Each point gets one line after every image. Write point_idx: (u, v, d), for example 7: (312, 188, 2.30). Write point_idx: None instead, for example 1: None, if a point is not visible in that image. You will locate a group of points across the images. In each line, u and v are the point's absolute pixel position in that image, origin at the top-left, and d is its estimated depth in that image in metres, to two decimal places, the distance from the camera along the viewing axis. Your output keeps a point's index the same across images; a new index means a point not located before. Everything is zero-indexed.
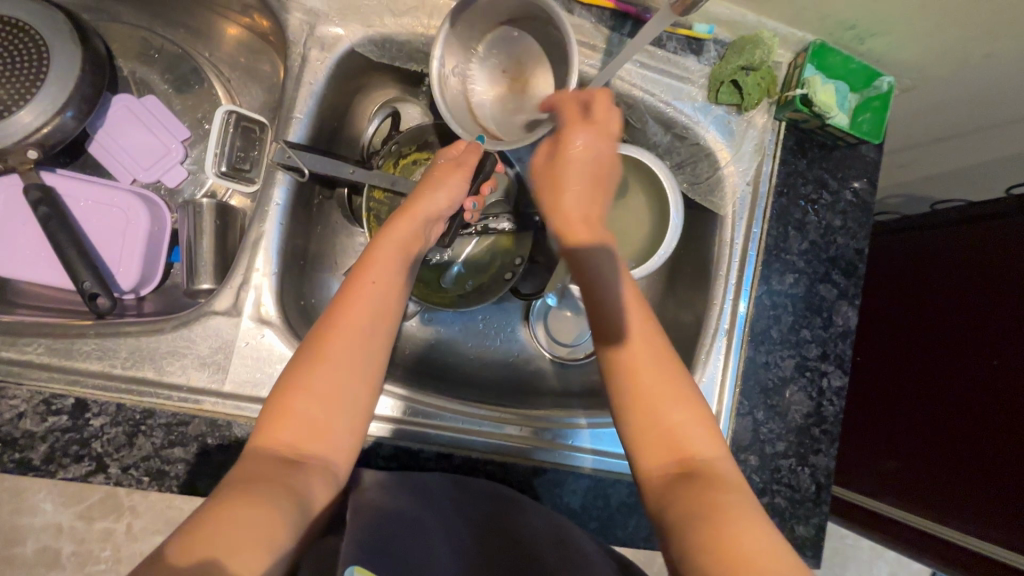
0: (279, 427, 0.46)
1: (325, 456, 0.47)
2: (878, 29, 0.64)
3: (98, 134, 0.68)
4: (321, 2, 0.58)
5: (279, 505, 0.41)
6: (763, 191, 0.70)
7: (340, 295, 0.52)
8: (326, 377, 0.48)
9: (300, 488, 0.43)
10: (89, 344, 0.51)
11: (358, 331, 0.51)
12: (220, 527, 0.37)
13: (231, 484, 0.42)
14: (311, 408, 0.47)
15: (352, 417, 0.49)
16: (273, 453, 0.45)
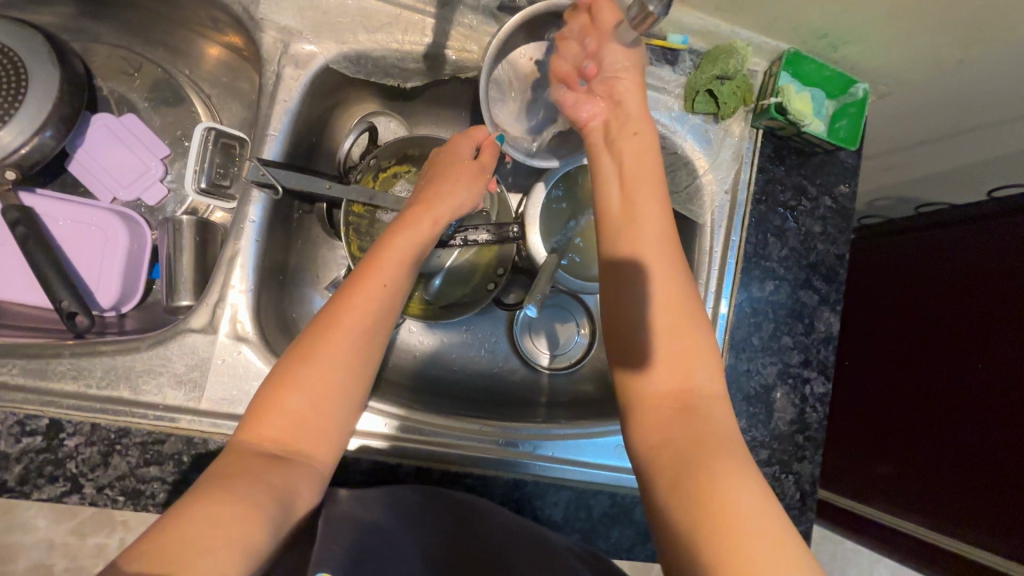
0: (269, 421, 0.45)
1: (311, 454, 0.46)
2: (849, 37, 0.65)
3: (78, 152, 0.68)
4: (294, 20, 0.59)
5: (259, 506, 0.39)
6: (742, 199, 0.70)
7: (343, 291, 0.51)
8: (322, 372, 0.47)
9: (282, 487, 0.42)
10: (64, 364, 0.52)
11: (360, 328, 0.50)
12: (193, 528, 0.36)
13: (214, 479, 0.40)
14: (304, 403, 0.46)
15: (342, 415, 0.49)
16: (260, 448, 0.44)
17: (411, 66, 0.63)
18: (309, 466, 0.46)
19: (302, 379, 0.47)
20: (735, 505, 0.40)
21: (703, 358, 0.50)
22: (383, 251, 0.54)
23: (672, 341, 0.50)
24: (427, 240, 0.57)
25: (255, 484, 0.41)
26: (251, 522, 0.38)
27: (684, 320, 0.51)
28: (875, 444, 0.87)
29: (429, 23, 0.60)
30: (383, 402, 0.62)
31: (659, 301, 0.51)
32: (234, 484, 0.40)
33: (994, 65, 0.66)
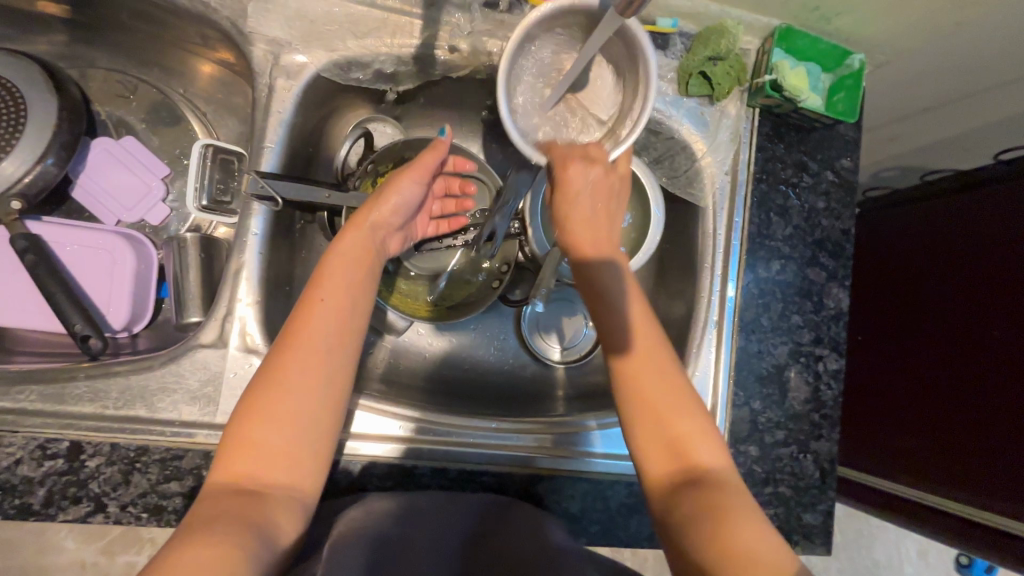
0: (239, 456, 0.44)
1: (292, 483, 0.45)
2: (842, 9, 0.64)
3: (79, 178, 0.69)
4: (283, 31, 0.59)
5: (237, 544, 0.38)
6: (742, 179, 0.70)
7: (295, 315, 0.49)
8: (284, 399, 0.46)
9: (261, 523, 0.41)
10: (80, 387, 0.52)
11: (314, 349, 0.47)
12: (176, 570, 0.35)
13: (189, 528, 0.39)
14: (272, 430, 0.45)
15: (318, 437, 0.47)
16: (237, 486, 0.43)
17: (402, 69, 0.63)
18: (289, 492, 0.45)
19: (268, 407, 0.45)
20: (738, 546, 0.41)
21: (690, 430, 0.48)
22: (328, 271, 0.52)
23: (663, 428, 0.49)
24: (367, 244, 0.55)
25: (232, 523, 0.40)
26: (231, 562, 0.37)
27: (672, 391, 0.50)
28: (891, 419, 0.86)
29: (418, 24, 0.61)
30: (395, 405, 0.62)
31: (650, 383, 0.50)
32: (216, 525, 0.39)
33: (992, 27, 0.65)
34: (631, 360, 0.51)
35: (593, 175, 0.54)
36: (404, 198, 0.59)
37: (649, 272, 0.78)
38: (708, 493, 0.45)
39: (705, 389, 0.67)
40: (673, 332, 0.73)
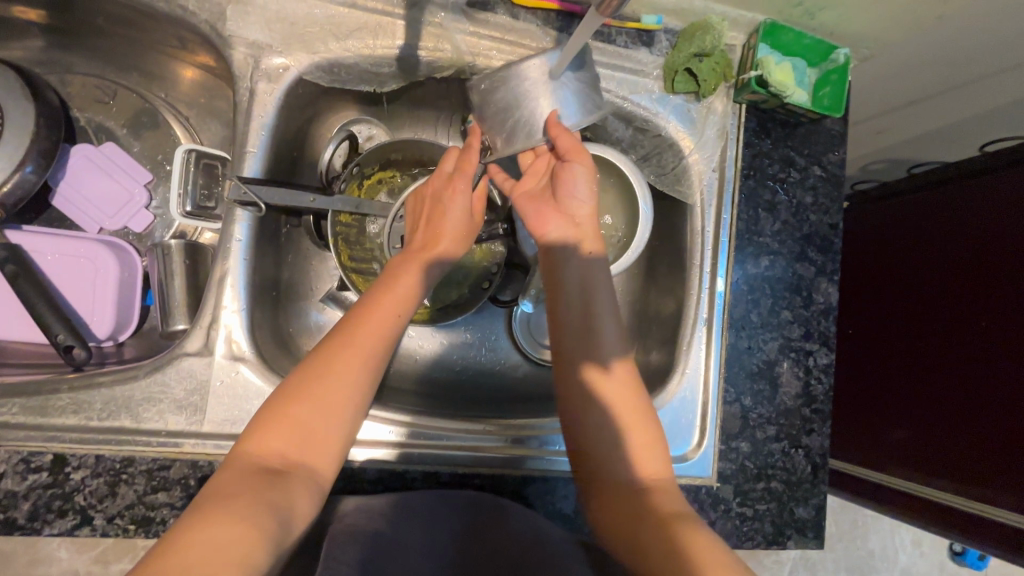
0: (273, 434, 0.46)
1: (314, 469, 0.46)
2: (825, 3, 0.64)
3: (59, 186, 0.68)
4: (263, 34, 0.58)
5: (258, 523, 0.39)
6: (730, 175, 0.69)
7: (358, 310, 0.53)
8: (327, 392, 0.48)
9: (280, 503, 0.42)
10: (64, 399, 0.51)
11: (372, 351, 0.51)
12: (200, 545, 0.36)
13: (210, 500, 0.40)
14: (313, 416, 0.47)
15: (345, 434, 0.49)
16: (264, 465, 0.44)
17: (385, 70, 0.63)
18: (309, 480, 0.46)
19: (315, 392, 0.48)
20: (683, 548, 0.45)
21: (640, 442, 0.54)
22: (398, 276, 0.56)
23: (616, 434, 0.54)
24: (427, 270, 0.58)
25: (253, 500, 0.41)
26: (248, 542, 0.37)
27: (633, 412, 0.55)
28: (884, 411, 0.86)
29: (400, 25, 0.60)
30: (387, 411, 0.62)
31: (606, 391, 0.55)
32: (234, 504, 0.40)
33: (975, 19, 0.65)
34: (602, 374, 0.56)
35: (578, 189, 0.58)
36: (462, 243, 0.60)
37: (639, 270, 0.78)
38: (655, 499, 0.51)
39: (695, 387, 0.67)
40: (663, 329, 0.73)
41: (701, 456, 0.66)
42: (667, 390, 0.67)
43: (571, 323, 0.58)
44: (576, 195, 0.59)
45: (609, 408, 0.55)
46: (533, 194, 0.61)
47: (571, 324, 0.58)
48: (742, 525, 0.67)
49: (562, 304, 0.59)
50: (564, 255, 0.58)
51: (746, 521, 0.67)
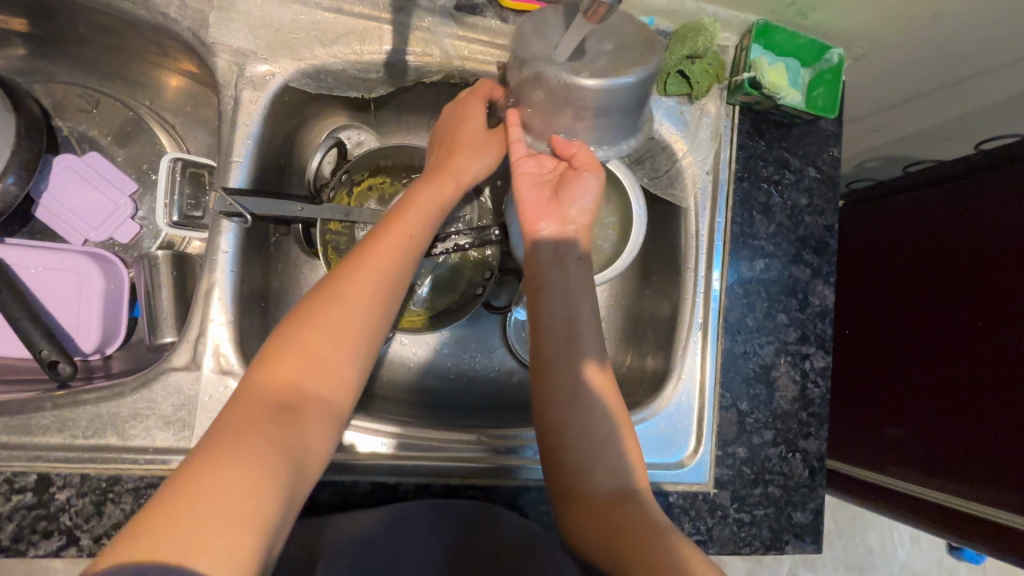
0: (283, 361, 0.45)
1: (329, 397, 0.46)
2: (818, 3, 0.63)
3: (42, 197, 0.67)
4: (247, 41, 0.57)
5: (269, 467, 0.38)
6: (724, 178, 0.69)
7: (368, 242, 0.52)
8: (341, 320, 0.47)
9: (293, 443, 0.41)
10: (47, 417, 0.50)
11: (383, 279, 0.50)
12: (210, 492, 0.35)
13: (221, 438, 0.39)
14: (325, 344, 0.46)
15: (359, 361, 0.48)
16: (278, 392, 0.44)
17: (373, 76, 0.62)
18: (324, 409, 0.45)
19: (325, 321, 0.47)
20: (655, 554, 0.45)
21: (618, 448, 0.55)
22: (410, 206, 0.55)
23: (594, 442, 0.55)
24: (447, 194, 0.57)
25: (266, 438, 0.40)
26: (259, 492, 0.37)
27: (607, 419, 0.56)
28: (880, 411, 0.86)
29: (387, 29, 0.59)
30: (376, 422, 0.60)
31: (586, 400, 0.56)
32: (245, 441, 0.39)
33: (968, 17, 0.64)
34: (582, 383, 0.57)
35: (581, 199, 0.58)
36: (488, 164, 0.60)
37: (634, 274, 0.77)
38: (630, 506, 0.51)
39: (692, 394, 0.67)
40: (658, 334, 0.72)
41: (697, 464, 0.66)
42: (662, 397, 0.66)
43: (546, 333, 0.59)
44: (580, 207, 0.58)
45: (591, 416, 0.55)
46: (541, 184, 0.59)
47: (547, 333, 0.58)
48: (740, 531, 0.66)
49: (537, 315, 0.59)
50: (546, 266, 0.59)
51: (743, 527, 0.66)
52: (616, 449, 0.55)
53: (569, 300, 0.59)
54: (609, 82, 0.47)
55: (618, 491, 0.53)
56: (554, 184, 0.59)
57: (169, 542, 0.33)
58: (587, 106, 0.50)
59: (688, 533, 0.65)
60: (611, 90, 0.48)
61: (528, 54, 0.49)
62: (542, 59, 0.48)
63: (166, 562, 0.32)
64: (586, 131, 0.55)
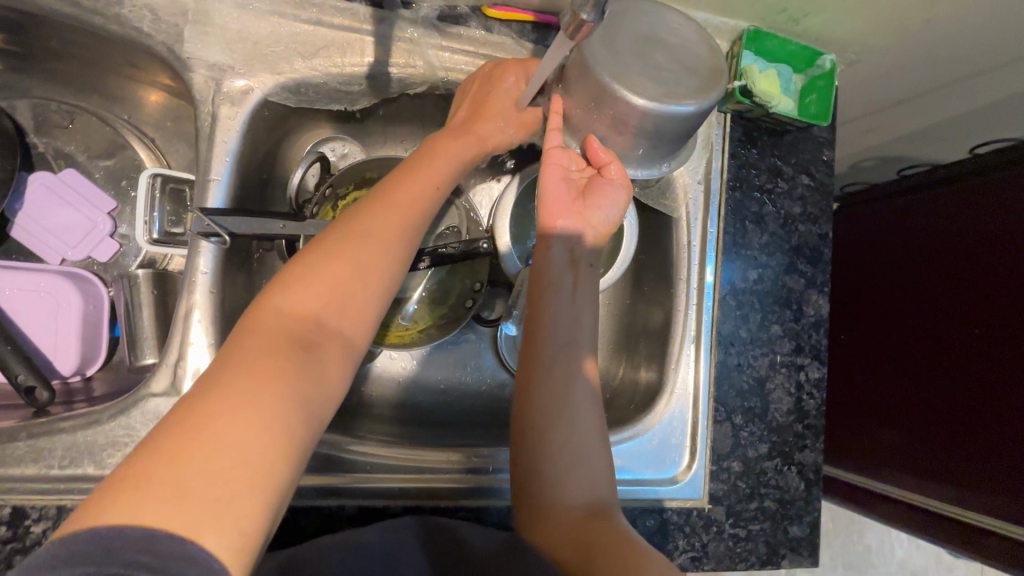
0: (305, 290, 0.43)
1: (349, 331, 0.45)
2: (809, 9, 0.62)
3: (18, 216, 0.65)
4: (223, 55, 0.55)
5: (288, 403, 0.37)
6: (717, 187, 0.67)
7: (388, 187, 0.51)
8: (365, 257, 0.46)
9: (313, 378, 0.40)
10: (21, 448, 0.49)
11: (406, 219, 0.49)
12: (225, 430, 0.34)
13: (240, 365, 0.38)
14: (348, 277, 0.45)
15: (381, 298, 0.47)
16: (298, 319, 0.42)
17: (355, 88, 0.60)
18: (344, 343, 0.44)
19: (348, 254, 0.46)
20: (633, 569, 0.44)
21: (596, 458, 0.54)
22: (432, 157, 0.55)
23: (573, 451, 0.53)
24: (469, 155, 0.58)
25: (286, 369, 0.39)
26: (278, 430, 0.36)
27: (590, 430, 0.54)
28: (875, 417, 0.85)
29: (369, 41, 0.57)
30: (364, 444, 0.59)
31: (574, 406, 0.55)
32: (265, 373, 0.38)
33: (961, 22, 0.63)
34: (572, 387, 0.55)
35: (608, 209, 0.57)
36: (508, 135, 0.61)
37: (626, 284, 0.75)
38: (604, 523, 0.50)
39: (685, 409, 0.65)
40: (651, 345, 0.71)
41: (691, 480, 0.64)
42: (655, 412, 0.65)
43: (538, 334, 0.57)
44: (603, 215, 0.57)
45: (572, 428, 0.54)
46: (569, 188, 0.57)
47: (536, 336, 0.57)
48: (735, 546, 0.65)
49: (533, 319, 0.57)
50: (553, 268, 0.57)
51: (739, 542, 0.66)
52: (592, 462, 0.53)
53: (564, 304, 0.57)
54: (665, 107, 0.47)
55: (590, 505, 0.52)
56: (580, 188, 0.57)
57: (184, 476, 0.32)
58: (635, 125, 0.50)
59: (682, 550, 0.64)
60: (664, 113, 0.48)
61: (597, 55, 0.48)
62: (610, 66, 0.48)
63: (183, 505, 0.31)
64: (626, 149, 0.54)
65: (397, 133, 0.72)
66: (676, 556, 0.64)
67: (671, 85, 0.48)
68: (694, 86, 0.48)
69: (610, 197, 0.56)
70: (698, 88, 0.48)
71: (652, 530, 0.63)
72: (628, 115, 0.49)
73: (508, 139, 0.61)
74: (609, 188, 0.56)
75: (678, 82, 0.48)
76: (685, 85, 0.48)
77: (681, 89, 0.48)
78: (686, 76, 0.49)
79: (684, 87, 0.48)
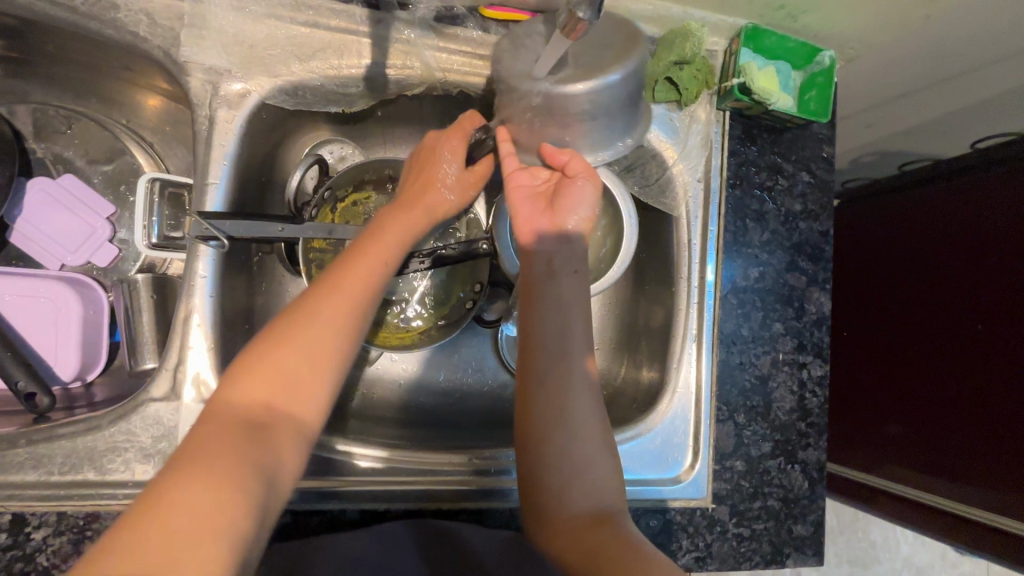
0: (255, 381, 0.42)
1: (302, 418, 0.43)
2: (808, 6, 0.62)
3: (17, 222, 0.65)
4: (220, 58, 0.55)
5: (241, 485, 0.35)
6: (717, 185, 0.67)
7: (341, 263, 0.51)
8: (317, 337, 0.45)
9: (265, 462, 0.38)
10: (21, 454, 0.49)
11: (360, 295, 0.49)
12: (176, 517, 0.32)
13: (186, 457, 0.36)
14: (298, 359, 0.44)
15: (331, 384, 0.46)
16: (246, 412, 0.41)
17: (352, 90, 0.60)
18: (295, 430, 0.42)
19: (295, 340, 0.45)
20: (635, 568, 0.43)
21: (598, 467, 0.53)
22: (382, 231, 0.55)
23: (573, 461, 0.53)
24: (418, 223, 0.58)
25: (235, 456, 0.37)
26: (234, 511, 0.34)
27: (591, 434, 0.54)
28: (878, 415, 0.85)
29: (365, 43, 0.57)
30: (367, 447, 0.59)
31: (572, 415, 0.54)
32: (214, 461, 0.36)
33: (960, 17, 0.63)
34: (570, 397, 0.54)
35: (583, 207, 0.57)
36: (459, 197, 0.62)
37: (626, 283, 0.75)
38: (609, 527, 0.49)
39: (687, 409, 0.65)
40: (652, 344, 0.70)
41: (695, 478, 0.64)
42: (658, 411, 0.65)
43: (535, 339, 0.56)
44: (577, 215, 0.58)
45: (572, 437, 0.53)
46: (538, 197, 0.59)
47: (535, 341, 0.56)
48: (739, 546, 0.65)
49: (532, 322, 0.57)
50: (539, 278, 0.58)
51: (743, 542, 0.65)
52: (596, 469, 0.53)
53: (557, 310, 0.57)
54: (594, 83, 0.47)
55: (595, 511, 0.51)
56: (549, 195, 0.59)
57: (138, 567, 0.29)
58: (578, 112, 0.49)
59: (685, 550, 0.64)
60: (601, 90, 0.47)
61: (512, 72, 0.49)
62: (528, 73, 0.48)
63: None
64: (579, 140, 0.54)
65: (394, 134, 0.72)
66: (680, 556, 0.63)
67: (594, 62, 0.48)
68: (616, 53, 0.48)
69: (581, 197, 0.57)
70: (622, 53, 0.48)
71: (656, 530, 0.63)
72: (569, 108, 0.48)
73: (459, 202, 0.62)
74: (575, 190, 0.56)
75: (600, 56, 0.48)
76: (607, 55, 0.48)
77: (606, 61, 0.47)
78: (604, 51, 0.48)
79: (609, 57, 0.48)
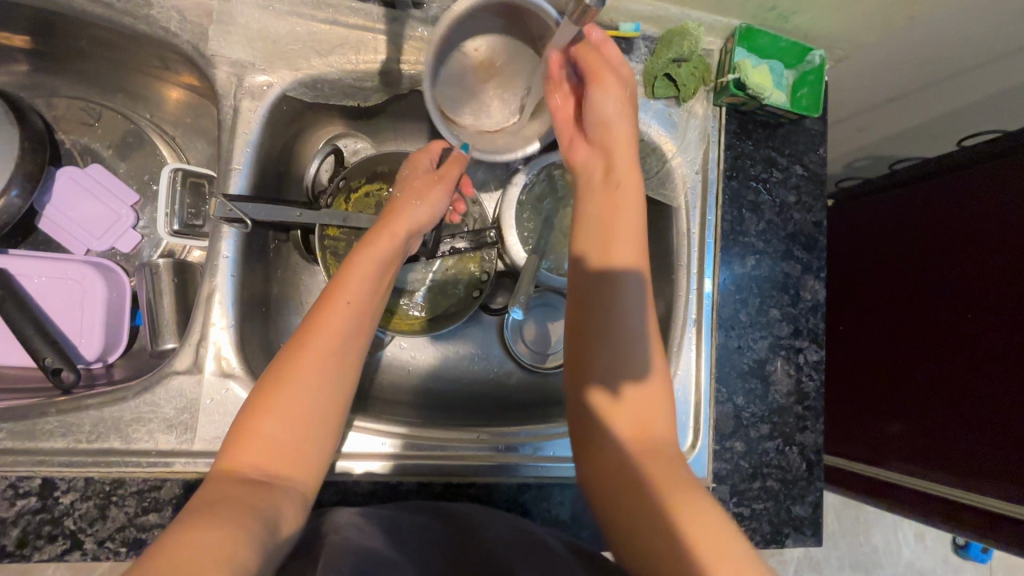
0: (244, 450, 0.46)
1: (293, 480, 0.47)
2: (798, 7, 0.65)
3: (46, 209, 0.69)
4: (245, 53, 0.59)
5: (241, 526, 0.39)
6: (713, 177, 0.70)
7: (312, 315, 0.53)
8: (298, 396, 0.48)
9: (263, 509, 0.42)
10: (52, 422, 0.51)
11: (336, 347, 0.51)
12: (183, 550, 0.35)
13: (194, 509, 0.40)
14: (281, 424, 0.47)
15: (319, 440, 0.49)
16: (241, 476, 0.45)
17: (367, 85, 0.63)
18: (290, 490, 0.46)
19: (279, 402, 0.48)
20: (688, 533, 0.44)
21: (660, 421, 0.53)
22: (348, 272, 0.55)
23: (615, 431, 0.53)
24: (392, 256, 0.58)
25: (234, 509, 0.41)
26: (235, 543, 0.37)
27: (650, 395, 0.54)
28: (875, 404, 0.87)
29: (381, 39, 0.61)
30: (382, 422, 0.61)
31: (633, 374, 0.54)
32: (218, 510, 0.40)
33: (943, 18, 0.67)
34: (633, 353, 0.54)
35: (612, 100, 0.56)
36: (433, 208, 0.62)
37: None
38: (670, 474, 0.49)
39: (687, 389, 0.67)
40: None
41: (696, 457, 0.66)
42: None
43: (597, 299, 0.56)
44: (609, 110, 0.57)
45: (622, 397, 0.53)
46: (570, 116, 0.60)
47: (595, 300, 0.56)
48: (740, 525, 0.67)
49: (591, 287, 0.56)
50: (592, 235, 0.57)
51: (743, 521, 0.67)
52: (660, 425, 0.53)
53: (610, 273, 0.55)
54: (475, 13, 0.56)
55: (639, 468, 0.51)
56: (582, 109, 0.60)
57: None
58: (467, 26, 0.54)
59: None
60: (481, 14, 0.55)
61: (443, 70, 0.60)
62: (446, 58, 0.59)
63: None
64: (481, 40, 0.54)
65: (405, 128, 0.75)
66: None
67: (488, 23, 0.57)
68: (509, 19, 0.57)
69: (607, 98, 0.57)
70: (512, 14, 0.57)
71: None
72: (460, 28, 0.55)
73: (435, 211, 0.63)
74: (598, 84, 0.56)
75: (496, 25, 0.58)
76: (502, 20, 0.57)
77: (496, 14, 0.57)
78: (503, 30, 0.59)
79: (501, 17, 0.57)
